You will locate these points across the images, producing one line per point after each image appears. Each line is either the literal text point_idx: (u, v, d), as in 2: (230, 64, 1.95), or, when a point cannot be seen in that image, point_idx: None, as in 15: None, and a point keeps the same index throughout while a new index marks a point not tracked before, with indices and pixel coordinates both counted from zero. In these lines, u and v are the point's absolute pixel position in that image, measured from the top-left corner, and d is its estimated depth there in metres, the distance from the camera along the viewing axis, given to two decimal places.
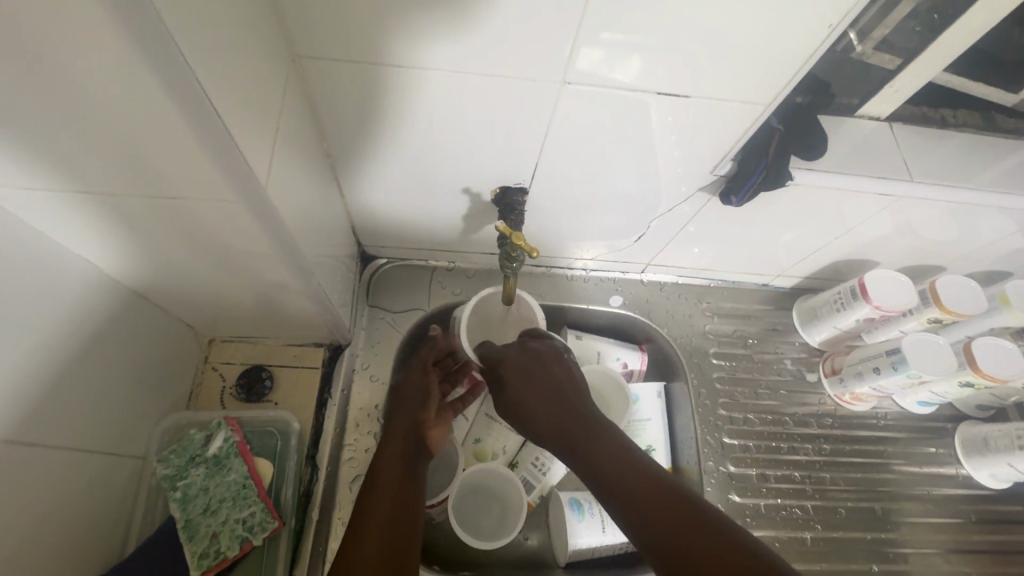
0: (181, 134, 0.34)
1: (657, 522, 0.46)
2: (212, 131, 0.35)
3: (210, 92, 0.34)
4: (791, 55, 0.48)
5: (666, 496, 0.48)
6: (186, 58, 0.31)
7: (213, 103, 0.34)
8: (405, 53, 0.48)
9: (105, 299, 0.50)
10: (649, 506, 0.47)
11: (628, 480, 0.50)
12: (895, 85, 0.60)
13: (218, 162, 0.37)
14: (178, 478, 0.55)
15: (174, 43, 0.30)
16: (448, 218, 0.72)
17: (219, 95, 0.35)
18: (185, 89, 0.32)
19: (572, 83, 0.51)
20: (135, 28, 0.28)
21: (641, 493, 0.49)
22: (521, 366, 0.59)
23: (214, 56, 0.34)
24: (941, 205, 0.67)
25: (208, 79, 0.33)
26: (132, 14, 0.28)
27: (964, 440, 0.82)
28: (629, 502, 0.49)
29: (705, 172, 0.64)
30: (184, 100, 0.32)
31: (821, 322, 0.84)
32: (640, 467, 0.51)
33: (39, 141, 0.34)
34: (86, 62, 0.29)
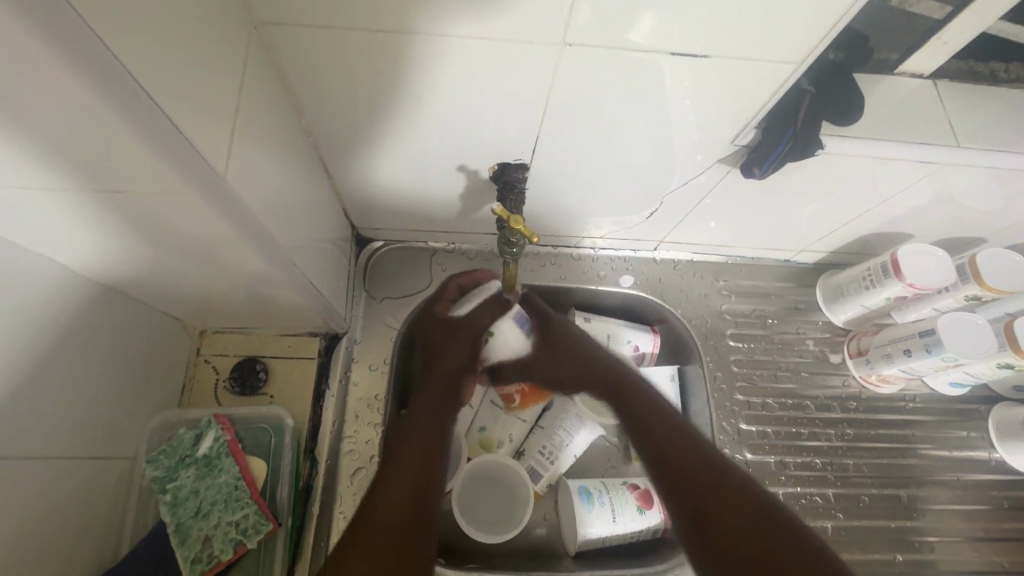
0: (112, 127, 0.30)
1: (714, 513, 0.49)
2: (148, 120, 0.30)
3: (124, 46, 0.28)
4: (829, 6, 0.42)
5: (728, 492, 0.50)
6: (98, 34, 0.26)
7: (122, 59, 0.28)
8: (384, 14, 0.42)
9: (70, 298, 0.46)
10: (710, 500, 0.50)
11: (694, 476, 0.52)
12: (943, 36, 0.53)
13: (163, 154, 0.33)
14: (167, 480, 0.53)
15: (75, 15, 0.25)
16: (444, 198, 0.67)
17: (143, 59, 0.29)
18: (93, 50, 0.26)
19: (576, 43, 0.45)
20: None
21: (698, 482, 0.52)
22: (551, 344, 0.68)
23: (145, 30, 0.29)
24: (988, 173, 0.61)
25: (123, 38, 0.28)
26: None
27: (998, 422, 0.78)
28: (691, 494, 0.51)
29: (726, 141, 0.58)
30: (99, 65, 0.27)
31: (847, 300, 0.79)
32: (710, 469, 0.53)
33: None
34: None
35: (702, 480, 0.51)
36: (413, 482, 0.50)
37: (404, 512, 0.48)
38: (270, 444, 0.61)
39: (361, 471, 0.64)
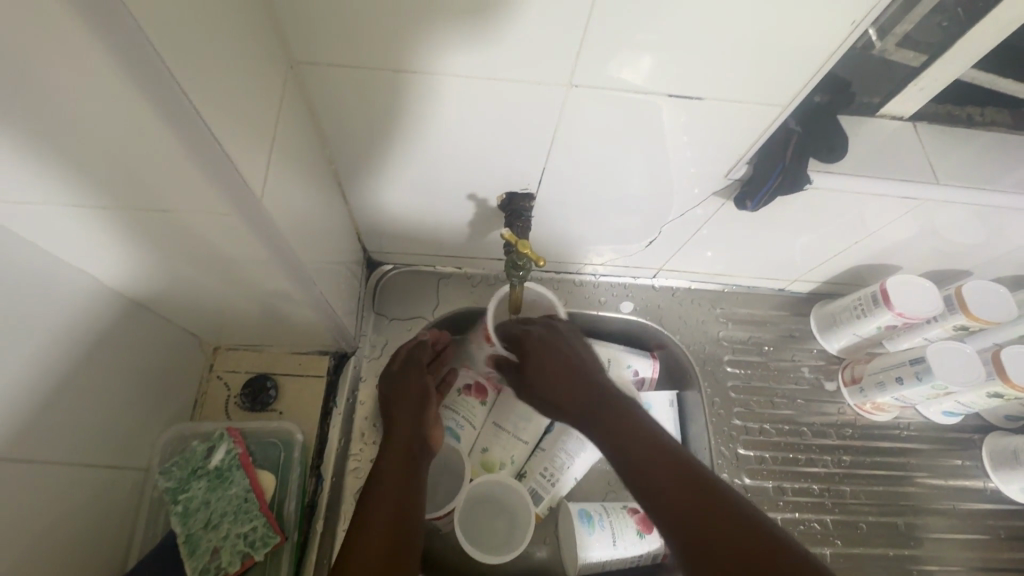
0: (170, 151, 0.33)
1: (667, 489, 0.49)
2: (202, 145, 0.34)
3: (177, 65, 0.30)
4: (810, 55, 0.46)
5: (690, 483, 0.49)
6: (170, 70, 0.30)
7: (174, 76, 0.30)
8: (407, 56, 0.46)
9: (99, 309, 0.48)
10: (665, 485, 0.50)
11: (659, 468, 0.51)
12: (919, 83, 0.58)
13: (209, 177, 0.36)
14: (179, 492, 0.53)
15: (152, 52, 0.28)
16: (454, 225, 0.71)
17: (192, 80, 0.32)
18: (149, 67, 0.29)
19: (581, 85, 0.49)
20: (110, 39, 0.27)
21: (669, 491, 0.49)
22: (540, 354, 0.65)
23: (205, 71, 0.33)
24: (969, 208, 0.64)
25: (177, 60, 0.30)
26: (106, 27, 0.26)
27: (992, 452, 0.79)
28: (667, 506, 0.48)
29: (720, 175, 0.62)
30: (153, 83, 0.29)
31: (840, 329, 0.81)
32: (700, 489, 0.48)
33: (1, 151, 0.31)
34: (25, 51, 0.26)
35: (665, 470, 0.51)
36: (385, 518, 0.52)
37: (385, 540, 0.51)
38: (279, 458, 0.62)
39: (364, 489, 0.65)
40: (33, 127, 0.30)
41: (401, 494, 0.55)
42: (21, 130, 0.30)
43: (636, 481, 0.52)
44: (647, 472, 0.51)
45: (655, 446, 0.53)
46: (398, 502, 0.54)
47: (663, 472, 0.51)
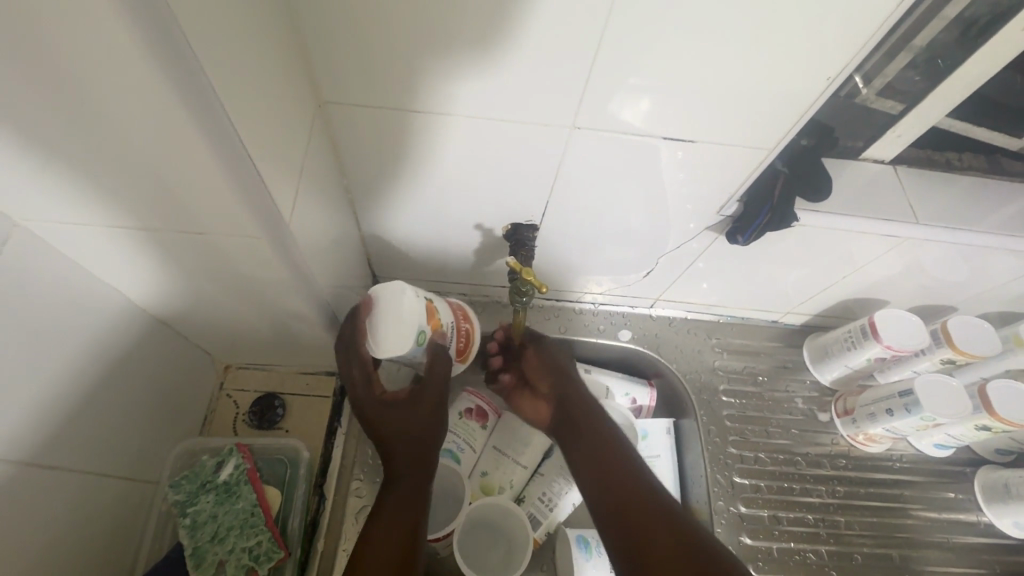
0: (218, 183, 0.37)
1: (631, 510, 0.58)
2: (248, 180, 0.37)
3: (232, 110, 0.34)
4: (795, 103, 0.51)
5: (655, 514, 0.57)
6: (225, 111, 0.33)
7: (229, 119, 0.34)
8: (426, 98, 0.50)
9: (128, 323, 0.51)
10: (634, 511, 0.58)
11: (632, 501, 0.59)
12: (898, 130, 0.62)
13: (250, 205, 0.39)
14: (188, 504, 0.55)
15: (213, 97, 0.32)
16: (460, 253, 0.74)
17: (243, 122, 0.36)
18: (210, 113, 0.32)
19: (583, 127, 0.54)
20: (179, 86, 0.30)
21: (636, 533, 0.56)
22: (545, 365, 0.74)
23: (254, 112, 0.37)
24: (950, 247, 0.68)
25: (233, 104, 0.34)
26: (178, 76, 0.30)
27: (984, 485, 0.80)
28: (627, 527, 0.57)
29: (712, 212, 0.65)
30: (212, 125, 0.33)
31: (832, 361, 0.84)
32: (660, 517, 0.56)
33: (66, 173, 0.35)
34: (109, 85, 0.29)
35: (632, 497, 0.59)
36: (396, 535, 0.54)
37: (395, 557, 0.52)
38: (286, 475, 0.64)
39: (365, 509, 0.65)
40: (98, 154, 0.34)
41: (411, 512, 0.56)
42: (91, 153, 0.34)
43: (613, 510, 0.59)
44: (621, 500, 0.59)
45: (630, 476, 0.61)
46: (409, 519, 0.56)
47: (634, 507, 0.58)
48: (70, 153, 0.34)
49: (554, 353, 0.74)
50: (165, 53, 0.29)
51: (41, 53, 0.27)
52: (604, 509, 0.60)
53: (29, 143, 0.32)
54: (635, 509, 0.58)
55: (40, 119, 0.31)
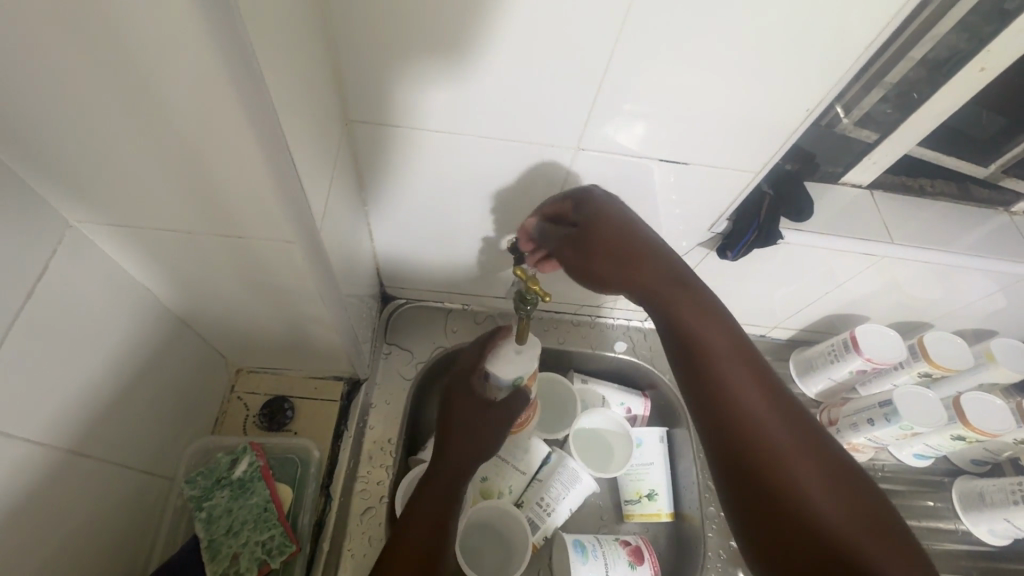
0: (266, 192, 0.40)
1: (747, 429, 0.48)
2: (292, 192, 0.41)
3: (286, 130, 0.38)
4: (780, 131, 0.56)
5: (770, 426, 0.48)
6: (282, 131, 0.37)
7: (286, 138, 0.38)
8: (446, 118, 0.55)
9: (155, 322, 0.54)
10: (747, 438, 0.48)
11: (744, 413, 0.49)
12: (873, 157, 0.68)
13: (290, 216, 0.43)
14: (204, 499, 0.57)
15: (274, 120, 0.36)
16: (466, 265, 0.78)
17: (292, 140, 0.39)
18: (271, 134, 0.36)
19: (587, 147, 0.58)
20: (248, 108, 0.34)
21: (750, 450, 0.47)
22: (617, 255, 0.58)
23: (300, 129, 0.41)
24: (924, 266, 0.73)
25: (286, 125, 0.38)
26: (248, 101, 0.33)
27: (961, 494, 0.84)
28: (746, 460, 0.47)
29: (704, 229, 0.70)
30: (269, 144, 0.36)
31: (817, 374, 0.88)
32: (778, 433, 0.48)
33: (129, 170, 0.39)
34: (184, 99, 0.33)
35: (756, 423, 0.48)
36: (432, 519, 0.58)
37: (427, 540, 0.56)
38: (296, 474, 0.68)
39: (372, 509, 0.68)
40: (162, 157, 0.38)
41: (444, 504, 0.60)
42: (154, 155, 0.38)
43: (722, 436, 0.49)
44: (733, 422, 0.49)
45: (747, 410, 0.49)
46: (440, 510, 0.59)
47: (750, 431, 0.48)
48: (136, 157, 0.38)
49: (647, 236, 0.58)
50: (237, 79, 0.32)
51: (131, 66, 0.31)
52: (711, 427, 0.50)
53: (104, 142, 0.37)
54: (757, 450, 0.47)
55: (118, 121, 0.35)
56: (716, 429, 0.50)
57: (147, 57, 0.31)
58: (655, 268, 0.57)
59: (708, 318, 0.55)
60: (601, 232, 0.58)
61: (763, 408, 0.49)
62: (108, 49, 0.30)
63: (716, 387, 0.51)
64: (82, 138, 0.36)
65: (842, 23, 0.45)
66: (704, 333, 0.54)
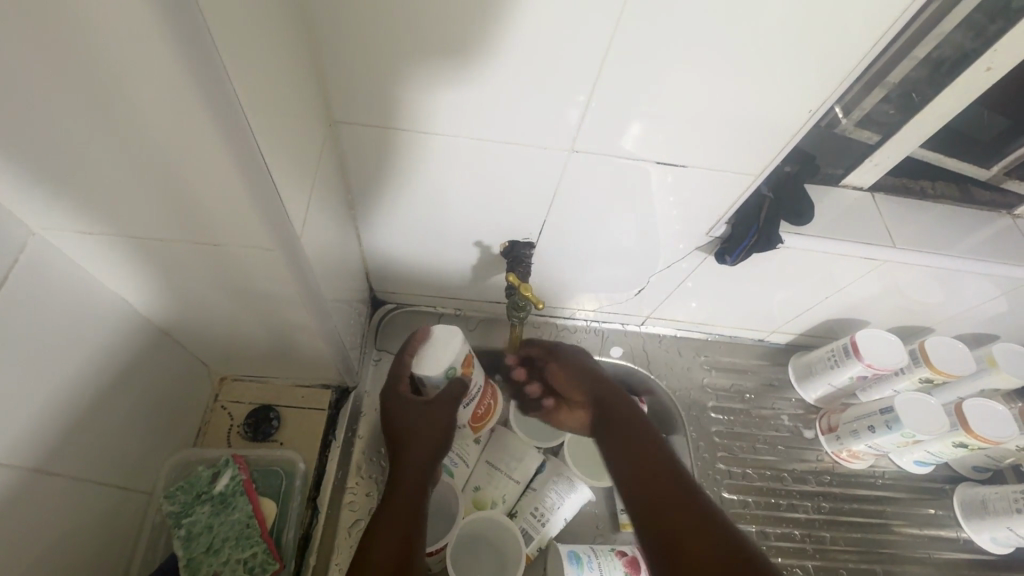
0: (240, 200, 0.38)
1: (651, 479, 0.56)
2: (269, 199, 0.39)
3: (257, 130, 0.36)
4: (780, 133, 0.54)
5: (665, 477, 0.56)
6: (254, 135, 0.35)
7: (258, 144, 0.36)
8: (433, 120, 0.53)
9: (132, 332, 0.52)
10: (653, 488, 0.55)
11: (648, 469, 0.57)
12: (875, 158, 0.66)
13: (268, 223, 0.41)
14: (183, 515, 0.54)
15: (244, 122, 0.34)
16: (458, 269, 0.76)
17: (267, 144, 0.37)
18: (241, 139, 0.34)
19: (581, 150, 0.56)
20: (217, 111, 0.32)
21: (654, 498, 0.54)
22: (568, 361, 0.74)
23: (275, 132, 0.39)
24: (926, 270, 0.71)
25: (260, 128, 0.36)
26: (216, 103, 0.31)
27: (963, 501, 0.82)
28: (648, 503, 0.54)
29: (701, 233, 0.68)
30: (240, 149, 0.34)
31: (816, 379, 0.86)
32: (671, 484, 0.55)
33: (96, 178, 0.37)
34: (147, 102, 0.31)
35: (658, 478, 0.56)
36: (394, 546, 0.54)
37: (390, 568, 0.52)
38: (280, 487, 0.65)
39: (360, 522, 0.66)
40: (128, 164, 0.35)
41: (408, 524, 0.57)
42: (121, 161, 0.35)
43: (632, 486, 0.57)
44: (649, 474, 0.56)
45: (652, 465, 0.57)
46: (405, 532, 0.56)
47: (665, 483, 0.55)
48: (100, 164, 0.36)
49: (579, 353, 0.74)
50: (202, 76, 0.30)
51: (87, 67, 0.29)
52: (629, 488, 0.57)
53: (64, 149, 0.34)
54: (672, 497, 0.54)
55: (77, 128, 0.33)
56: (635, 484, 0.57)
57: (103, 56, 0.29)
58: (587, 377, 0.71)
59: (620, 404, 0.66)
60: (552, 363, 0.76)
61: (679, 467, 0.57)
62: (61, 47, 0.28)
63: (638, 453, 0.59)
64: (40, 145, 0.34)
65: (844, 22, 0.44)
66: (618, 404, 0.66)
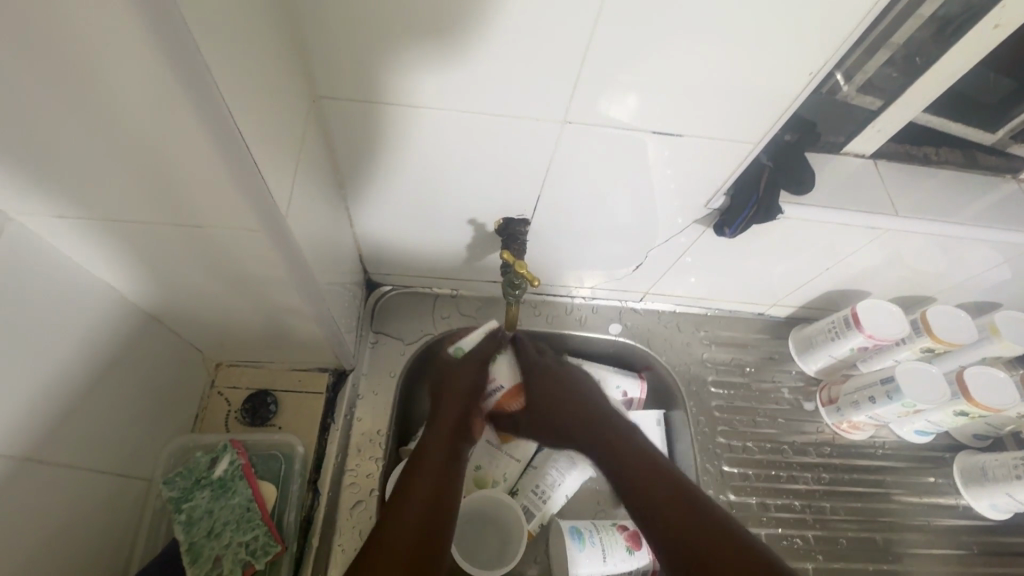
0: (219, 181, 0.37)
1: (662, 502, 0.60)
2: (251, 180, 0.37)
3: (235, 107, 0.34)
4: (780, 98, 0.52)
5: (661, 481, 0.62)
6: (232, 116, 0.33)
7: (238, 126, 0.34)
8: (420, 93, 0.51)
9: (119, 320, 0.51)
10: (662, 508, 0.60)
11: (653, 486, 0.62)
12: (877, 125, 0.64)
13: (253, 205, 0.39)
14: (183, 501, 0.55)
15: (220, 100, 0.32)
16: (453, 249, 0.75)
17: (245, 123, 0.36)
18: (218, 119, 0.33)
19: (574, 121, 0.54)
20: (186, 87, 0.30)
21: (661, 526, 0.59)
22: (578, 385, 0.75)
23: (253, 108, 0.37)
24: (929, 238, 0.70)
25: (237, 106, 0.34)
26: (186, 77, 0.30)
27: (963, 469, 0.82)
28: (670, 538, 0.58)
29: (700, 205, 0.67)
30: (216, 127, 0.33)
31: (816, 351, 0.86)
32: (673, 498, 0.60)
33: (64, 159, 0.35)
34: (112, 76, 0.30)
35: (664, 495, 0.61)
36: (415, 516, 0.57)
37: (412, 539, 0.55)
38: (280, 471, 0.65)
39: (362, 503, 0.66)
40: (98, 143, 0.34)
41: (431, 494, 0.60)
42: (89, 138, 0.33)
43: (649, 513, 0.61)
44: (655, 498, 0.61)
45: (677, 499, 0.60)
46: (427, 501, 0.59)
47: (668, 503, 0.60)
48: (69, 144, 0.34)
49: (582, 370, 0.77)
50: (170, 48, 0.28)
51: (43, 39, 0.27)
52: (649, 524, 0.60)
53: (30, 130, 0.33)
54: (660, 501, 0.60)
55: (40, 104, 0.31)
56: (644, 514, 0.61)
57: (62, 25, 0.27)
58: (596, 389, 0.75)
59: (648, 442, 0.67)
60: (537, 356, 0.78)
61: (729, 516, 0.58)
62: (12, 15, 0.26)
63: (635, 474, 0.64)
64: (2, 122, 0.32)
65: None
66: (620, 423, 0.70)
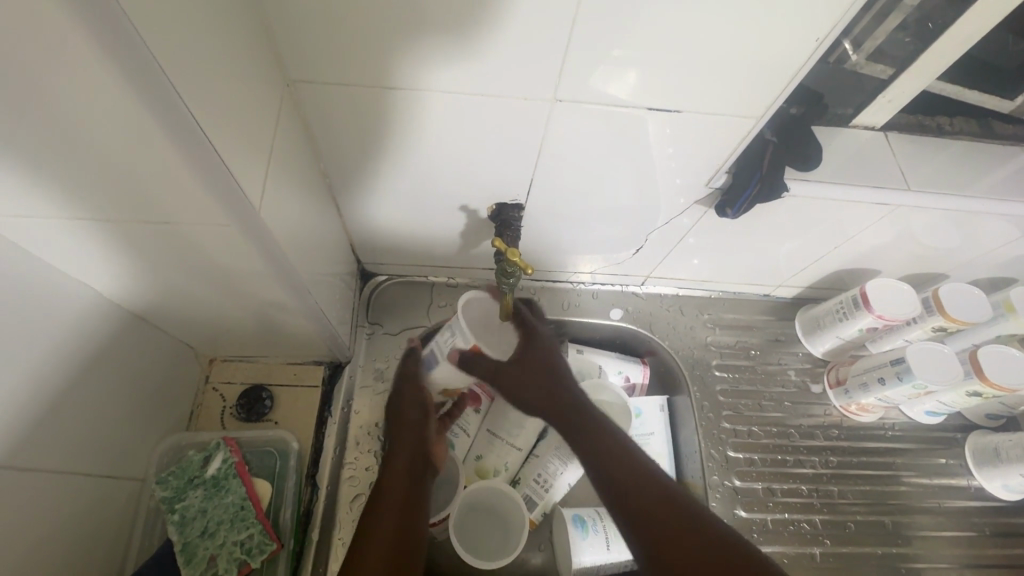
0: (176, 169, 0.35)
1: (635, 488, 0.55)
2: (211, 163, 0.35)
3: (186, 88, 0.32)
4: (783, 68, 0.49)
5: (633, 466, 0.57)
6: (178, 91, 0.31)
7: (186, 102, 0.32)
8: (400, 74, 0.48)
9: (99, 323, 0.49)
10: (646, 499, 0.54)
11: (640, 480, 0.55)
12: (888, 95, 0.61)
13: (218, 193, 0.38)
14: (176, 500, 0.55)
15: (163, 75, 0.30)
16: (446, 237, 0.72)
17: (198, 102, 0.34)
18: (163, 95, 0.31)
19: (565, 99, 0.52)
20: (121, 62, 0.28)
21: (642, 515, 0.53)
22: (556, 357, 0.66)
23: (210, 91, 0.35)
24: (942, 214, 0.67)
25: (185, 82, 0.32)
26: (119, 51, 0.28)
27: (975, 450, 0.81)
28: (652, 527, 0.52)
29: (700, 184, 0.64)
30: (162, 106, 0.31)
31: (824, 332, 0.83)
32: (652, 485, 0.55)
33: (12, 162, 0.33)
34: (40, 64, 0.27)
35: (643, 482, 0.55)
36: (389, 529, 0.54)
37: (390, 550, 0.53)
38: (275, 466, 0.64)
39: (361, 497, 0.66)
40: (43, 143, 0.31)
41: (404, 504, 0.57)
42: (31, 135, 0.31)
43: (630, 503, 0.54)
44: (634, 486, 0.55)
45: (653, 484, 0.55)
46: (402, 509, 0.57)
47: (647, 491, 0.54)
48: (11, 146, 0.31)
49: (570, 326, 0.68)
50: (99, 19, 0.26)
51: None
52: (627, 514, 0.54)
53: None
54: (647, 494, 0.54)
55: None
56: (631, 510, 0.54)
57: None
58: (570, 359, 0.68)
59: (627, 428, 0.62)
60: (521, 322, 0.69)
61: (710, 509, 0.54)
62: None
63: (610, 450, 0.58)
64: None
65: None
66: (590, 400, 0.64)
